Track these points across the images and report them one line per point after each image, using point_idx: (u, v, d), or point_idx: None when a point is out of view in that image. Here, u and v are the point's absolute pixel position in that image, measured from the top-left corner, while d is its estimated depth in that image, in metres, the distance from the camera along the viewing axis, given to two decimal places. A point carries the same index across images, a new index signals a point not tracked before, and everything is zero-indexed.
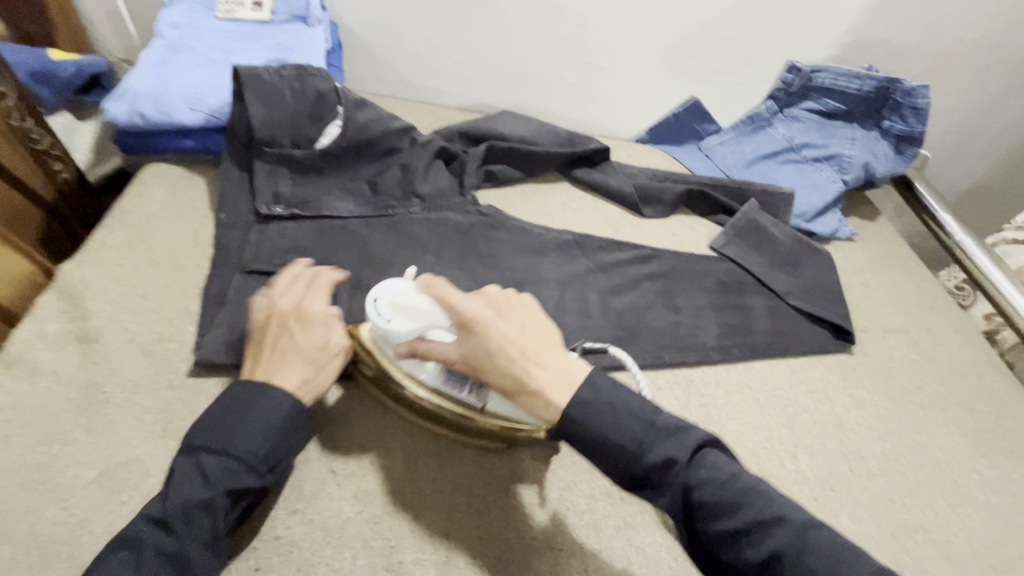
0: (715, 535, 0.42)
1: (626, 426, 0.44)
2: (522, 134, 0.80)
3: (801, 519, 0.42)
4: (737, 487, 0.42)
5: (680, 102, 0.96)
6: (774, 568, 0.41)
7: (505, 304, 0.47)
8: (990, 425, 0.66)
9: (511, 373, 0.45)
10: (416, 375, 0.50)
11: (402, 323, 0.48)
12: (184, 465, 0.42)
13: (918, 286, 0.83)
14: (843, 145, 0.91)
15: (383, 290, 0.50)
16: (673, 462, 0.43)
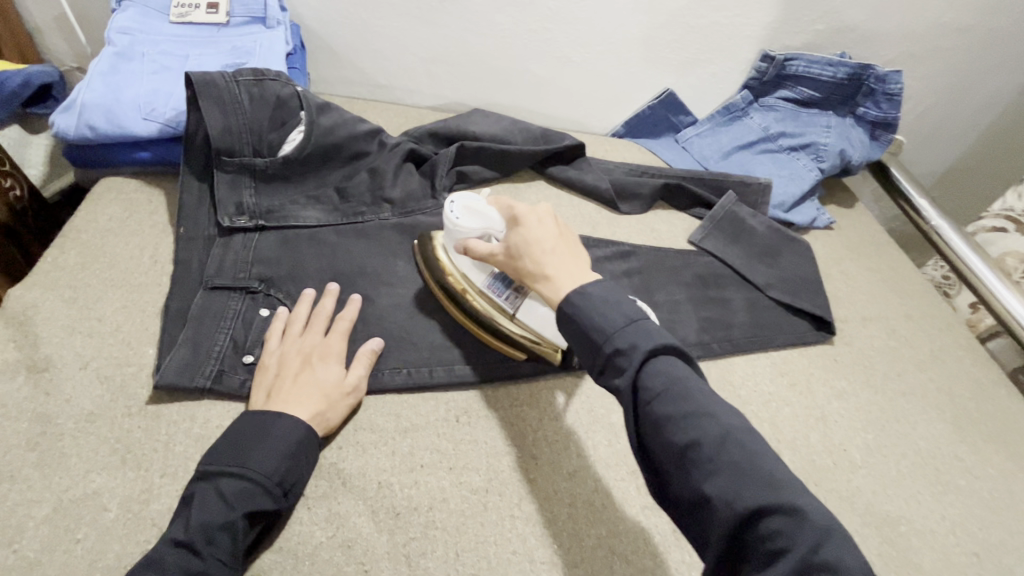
0: (651, 422, 0.39)
1: (609, 311, 0.42)
2: (494, 133, 0.78)
3: (737, 424, 0.39)
4: (687, 388, 0.39)
5: (654, 94, 0.95)
6: (693, 459, 0.37)
7: (552, 215, 0.51)
8: (969, 410, 0.66)
9: (534, 259, 0.48)
10: (466, 274, 0.56)
11: (468, 223, 0.56)
12: (203, 487, 0.42)
13: (895, 273, 0.84)
14: (818, 133, 0.91)
15: (462, 196, 0.58)
16: (635, 350, 0.40)
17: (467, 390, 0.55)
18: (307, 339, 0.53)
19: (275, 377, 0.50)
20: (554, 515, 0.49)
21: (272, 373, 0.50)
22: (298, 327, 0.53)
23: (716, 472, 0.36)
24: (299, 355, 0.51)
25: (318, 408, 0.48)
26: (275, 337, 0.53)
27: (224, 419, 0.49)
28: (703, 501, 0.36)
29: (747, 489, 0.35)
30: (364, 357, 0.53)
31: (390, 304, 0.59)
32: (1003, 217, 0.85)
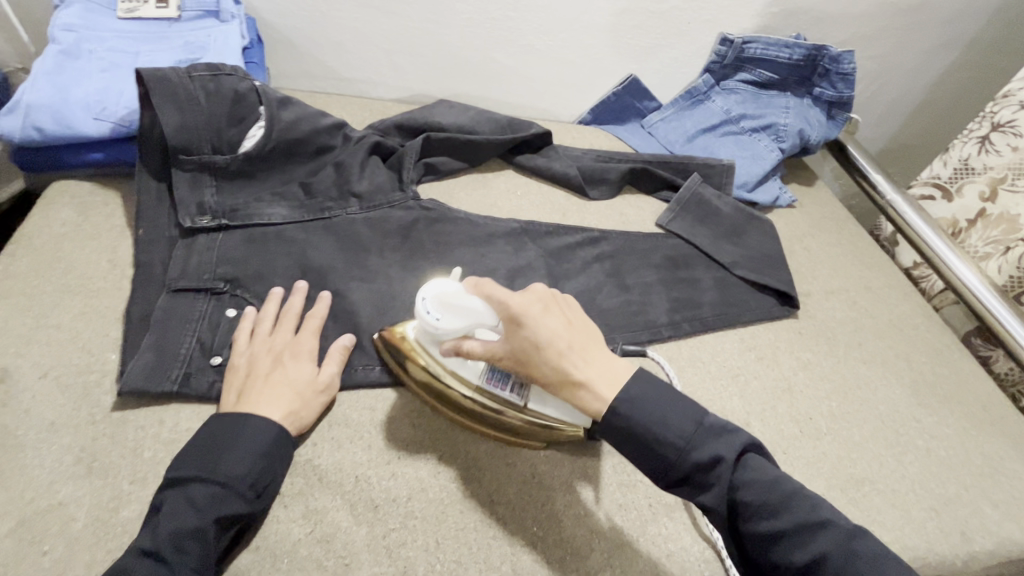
0: (759, 537, 0.42)
1: (676, 421, 0.44)
2: (461, 123, 0.78)
3: (848, 527, 0.41)
4: (784, 493, 0.42)
5: (619, 80, 0.96)
6: (818, 573, 0.40)
7: (551, 300, 0.47)
8: (926, 374, 0.70)
9: (559, 364, 0.45)
10: (461, 375, 0.50)
11: (450, 322, 0.49)
12: (171, 494, 0.41)
13: (855, 247, 0.87)
14: (778, 114, 0.93)
15: (432, 290, 0.50)
16: (719, 462, 0.43)
17: None
18: (278, 339, 0.52)
19: (246, 378, 0.49)
20: (532, 496, 0.49)
21: (243, 375, 0.49)
22: (267, 326, 0.53)
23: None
24: (270, 355, 0.51)
25: (293, 408, 0.48)
26: (244, 337, 0.52)
27: (194, 422, 0.48)
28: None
29: None
30: (337, 353, 0.53)
31: (361, 299, 0.59)
32: (931, 185, 0.90)
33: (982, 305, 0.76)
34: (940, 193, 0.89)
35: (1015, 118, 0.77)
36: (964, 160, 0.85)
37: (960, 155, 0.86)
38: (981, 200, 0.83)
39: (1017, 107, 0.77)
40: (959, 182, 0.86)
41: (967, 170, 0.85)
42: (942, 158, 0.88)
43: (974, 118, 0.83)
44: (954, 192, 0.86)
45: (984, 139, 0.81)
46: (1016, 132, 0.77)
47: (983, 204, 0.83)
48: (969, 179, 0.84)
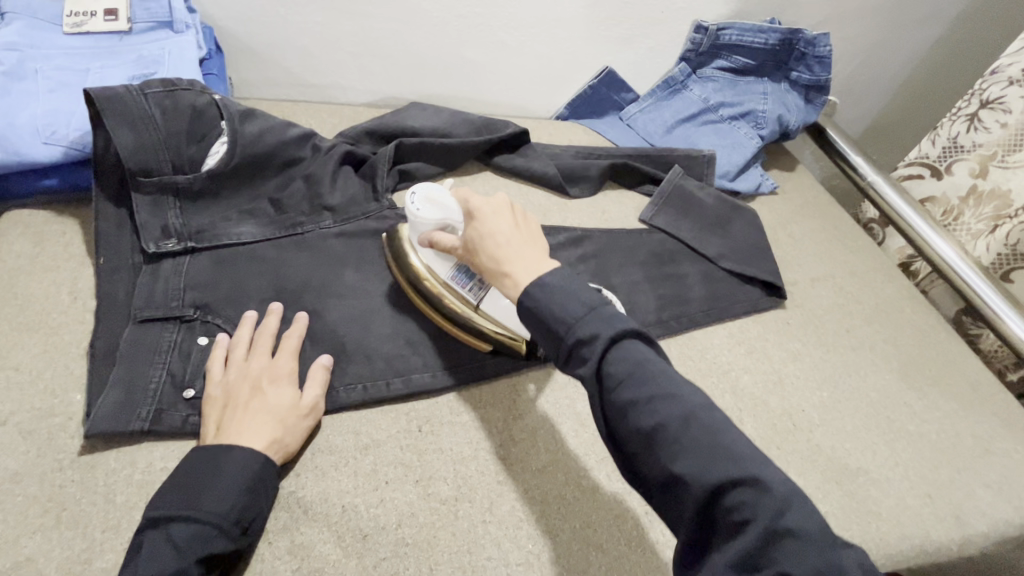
0: (617, 408, 0.39)
1: (569, 300, 0.42)
2: (433, 125, 0.76)
3: (702, 404, 0.39)
4: (653, 371, 0.39)
5: (594, 73, 0.94)
6: (660, 441, 0.37)
7: (505, 204, 0.49)
8: (914, 357, 0.70)
9: (491, 252, 0.47)
10: (431, 267, 0.55)
11: (430, 213, 0.54)
12: (152, 534, 0.39)
13: (839, 232, 0.86)
14: (756, 101, 0.92)
15: (422, 186, 0.56)
16: (598, 339, 0.40)
17: (430, 396, 0.54)
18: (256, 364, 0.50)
19: (225, 408, 0.47)
20: (525, 514, 0.48)
21: (222, 404, 0.47)
22: (244, 350, 0.50)
23: (682, 452, 0.37)
24: (249, 380, 0.48)
25: (277, 435, 0.46)
26: (220, 364, 0.49)
27: (169, 460, 0.47)
28: (673, 481, 0.37)
29: (711, 469, 0.36)
30: (320, 374, 0.51)
31: (341, 318, 0.56)
32: (920, 165, 0.89)
33: (968, 284, 0.77)
34: (929, 172, 0.88)
35: (1003, 94, 0.76)
36: (953, 138, 0.83)
37: (949, 133, 0.84)
38: (971, 177, 0.82)
39: (1006, 83, 0.76)
40: (947, 161, 0.85)
41: (957, 148, 0.83)
42: (931, 136, 0.87)
43: (963, 95, 0.82)
44: (942, 171, 0.86)
45: (973, 116, 0.80)
46: (1004, 108, 0.76)
47: (972, 181, 0.82)
48: (957, 157, 0.83)
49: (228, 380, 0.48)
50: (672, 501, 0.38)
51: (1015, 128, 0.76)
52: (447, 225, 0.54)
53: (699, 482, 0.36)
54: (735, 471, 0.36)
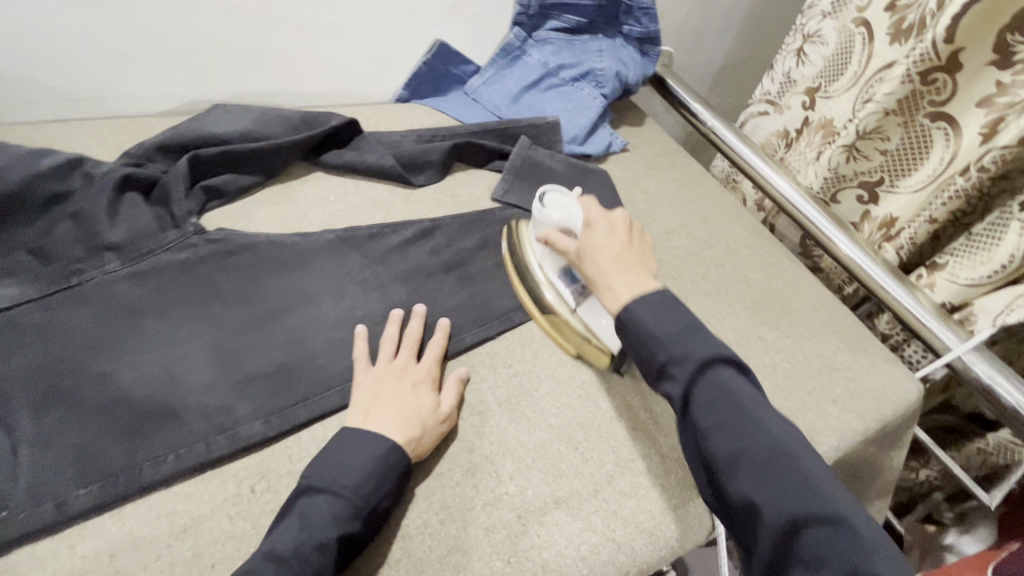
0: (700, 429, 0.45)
1: (666, 325, 0.48)
2: (240, 129, 0.66)
3: (786, 441, 0.44)
4: (738, 399, 0.45)
5: (426, 47, 0.87)
6: (734, 468, 0.43)
7: (621, 223, 0.55)
8: (764, 290, 0.74)
9: (597, 263, 0.53)
10: (541, 263, 0.60)
11: (554, 213, 0.59)
12: (308, 501, 0.42)
13: (688, 180, 0.89)
14: (594, 59, 0.90)
15: (552, 190, 0.61)
16: (688, 359, 0.46)
17: (266, 446, 0.48)
18: (402, 362, 0.53)
19: (372, 399, 0.50)
20: (385, 556, 0.44)
21: (371, 393, 0.50)
22: (391, 348, 0.54)
23: (760, 484, 0.42)
24: (395, 376, 0.51)
25: (412, 434, 0.47)
26: (364, 361, 0.52)
27: None
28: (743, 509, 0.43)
29: (788, 509, 0.41)
30: (453, 383, 0.53)
31: (140, 379, 0.48)
32: (764, 102, 0.93)
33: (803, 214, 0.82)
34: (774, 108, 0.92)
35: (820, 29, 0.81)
36: (787, 74, 0.88)
37: (783, 70, 0.89)
38: (803, 109, 0.86)
39: (820, 17, 0.81)
40: (785, 95, 0.89)
41: (790, 83, 0.88)
42: (768, 75, 0.92)
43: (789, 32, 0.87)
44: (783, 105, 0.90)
45: (800, 51, 0.85)
46: (822, 41, 0.81)
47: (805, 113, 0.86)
48: (792, 90, 0.87)
49: (381, 365, 0.52)
50: (747, 526, 0.43)
51: (833, 58, 0.80)
52: (564, 229, 0.58)
53: (775, 519, 0.41)
54: (816, 507, 0.41)
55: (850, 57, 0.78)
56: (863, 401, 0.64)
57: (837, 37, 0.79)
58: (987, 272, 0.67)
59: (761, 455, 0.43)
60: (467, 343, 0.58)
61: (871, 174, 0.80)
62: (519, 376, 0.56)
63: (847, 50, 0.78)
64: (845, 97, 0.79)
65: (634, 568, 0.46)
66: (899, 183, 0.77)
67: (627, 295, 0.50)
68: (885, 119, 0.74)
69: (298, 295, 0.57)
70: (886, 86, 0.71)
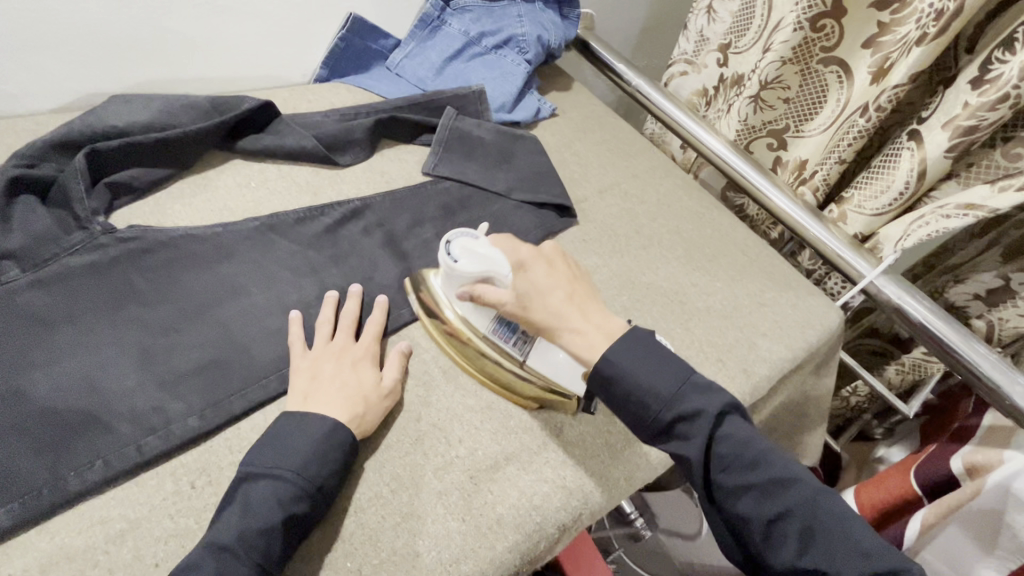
0: (729, 493, 0.46)
1: (659, 376, 0.46)
2: (142, 120, 0.61)
3: (813, 487, 0.46)
4: (758, 452, 0.46)
5: (340, 23, 0.84)
6: (780, 528, 0.44)
7: (555, 256, 0.53)
8: (696, 239, 0.76)
9: (551, 310, 0.49)
10: (470, 321, 0.53)
11: (470, 265, 0.52)
12: (249, 488, 0.42)
13: (618, 139, 0.90)
14: (514, 25, 0.90)
15: (458, 235, 0.54)
16: (700, 414, 0.45)
17: (204, 440, 0.47)
18: (341, 343, 0.52)
19: (311, 381, 0.49)
20: (339, 532, 0.44)
21: (310, 375, 0.49)
22: (328, 329, 0.53)
23: (811, 544, 0.44)
24: (334, 356, 0.51)
25: (354, 410, 0.47)
26: (300, 344, 0.52)
27: None
28: (797, 570, 0.44)
29: (842, 561, 0.43)
30: (396, 357, 0.53)
31: (55, 390, 0.45)
32: (682, 62, 0.96)
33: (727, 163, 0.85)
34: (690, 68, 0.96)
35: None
36: (700, 32, 0.91)
37: (696, 28, 0.92)
38: (719, 66, 0.90)
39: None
40: (701, 54, 0.93)
41: (704, 42, 0.92)
42: (684, 34, 0.94)
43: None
44: (699, 65, 0.94)
45: (709, 9, 0.88)
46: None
47: (721, 70, 0.91)
48: (707, 49, 0.91)
49: (317, 349, 0.52)
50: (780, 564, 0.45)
51: (737, 15, 0.84)
52: (488, 278, 0.51)
53: (836, 575, 0.43)
54: (869, 568, 0.42)
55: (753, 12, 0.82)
56: (792, 333, 0.68)
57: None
58: (887, 200, 0.70)
59: (800, 504, 0.45)
60: (408, 316, 0.58)
61: (778, 122, 0.83)
62: None
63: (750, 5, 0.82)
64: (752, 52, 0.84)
65: (586, 511, 0.48)
66: (803, 129, 0.81)
67: (600, 338, 0.48)
68: (784, 68, 0.75)
69: (225, 286, 0.55)
70: (782, 34, 0.72)
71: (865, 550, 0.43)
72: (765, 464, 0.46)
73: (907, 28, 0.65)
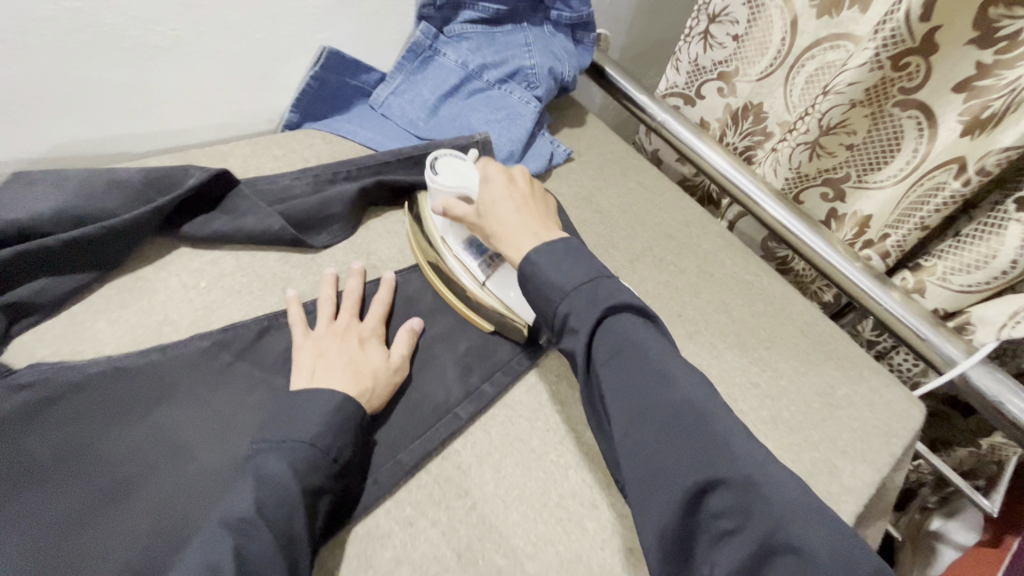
0: (601, 385, 0.41)
1: (569, 271, 0.44)
2: (51, 209, 0.47)
3: (701, 394, 0.39)
4: (644, 350, 0.41)
5: (312, 58, 0.69)
6: (644, 424, 0.39)
7: (517, 172, 0.53)
8: (747, 320, 0.64)
9: (495, 217, 0.50)
10: (445, 238, 0.56)
11: (448, 179, 0.55)
12: (260, 460, 0.39)
13: (645, 188, 0.77)
14: (521, 56, 0.76)
15: (447, 153, 0.57)
16: (588, 308, 0.42)
17: None
18: (345, 322, 0.50)
19: (317, 359, 0.47)
20: None
21: (316, 353, 0.47)
22: (330, 308, 0.51)
23: (669, 447, 0.37)
24: (337, 334, 0.49)
25: (363, 385, 0.45)
26: (299, 325, 0.49)
27: None
28: (649, 471, 0.38)
29: (697, 469, 0.36)
30: (406, 335, 0.51)
31: None
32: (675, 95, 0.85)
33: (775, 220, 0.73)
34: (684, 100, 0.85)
35: (726, 7, 0.71)
36: (694, 61, 0.80)
37: (690, 57, 0.80)
38: (722, 97, 0.80)
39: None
40: (696, 84, 0.82)
41: (700, 70, 0.80)
42: (673, 64, 0.83)
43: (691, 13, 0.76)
44: (695, 95, 0.83)
45: (706, 34, 0.76)
46: (731, 20, 0.72)
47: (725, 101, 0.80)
48: (704, 78, 0.80)
49: (323, 327, 0.49)
50: None
51: (747, 39, 0.73)
52: (462, 195, 0.55)
53: (685, 483, 0.36)
54: (727, 473, 0.36)
55: (769, 39, 0.71)
56: (875, 446, 0.56)
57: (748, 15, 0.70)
58: (980, 275, 0.59)
59: (678, 406, 0.39)
60: (407, 465, 0.45)
61: (836, 170, 0.71)
62: (481, 504, 0.44)
63: (765, 33, 0.71)
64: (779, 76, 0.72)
65: None
66: (868, 178, 0.69)
67: (531, 244, 0.47)
68: (851, 111, 0.64)
69: (163, 446, 0.42)
70: (850, 74, 0.60)
71: (738, 471, 0.36)
72: (650, 366, 0.40)
73: (1018, 72, 0.52)
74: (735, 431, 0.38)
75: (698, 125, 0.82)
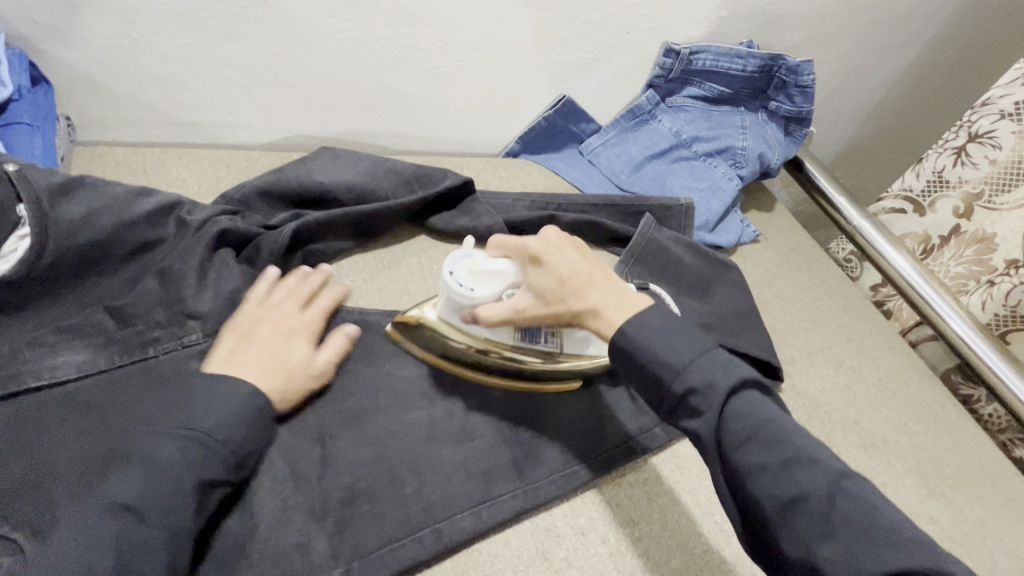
0: (743, 469, 0.38)
1: (675, 344, 0.41)
2: (346, 180, 0.58)
3: (843, 471, 0.37)
4: (777, 427, 0.38)
5: (549, 102, 0.78)
6: (802, 512, 0.36)
7: (565, 239, 0.48)
8: (931, 449, 0.60)
9: (579, 297, 0.45)
10: (493, 338, 0.49)
11: (483, 287, 0.47)
12: (152, 445, 0.38)
13: (828, 284, 0.76)
14: (734, 135, 0.80)
15: (456, 261, 0.48)
16: (712, 386, 0.39)
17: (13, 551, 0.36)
18: (284, 307, 0.49)
19: (239, 340, 0.46)
20: None
21: (239, 335, 0.46)
22: (278, 290, 0.50)
23: (833, 534, 0.35)
24: (272, 321, 0.48)
25: (276, 384, 0.45)
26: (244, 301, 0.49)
27: None
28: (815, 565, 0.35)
29: (867, 554, 0.34)
30: (340, 340, 0.50)
31: None
32: (902, 198, 0.81)
33: (954, 334, 0.70)
34: (912, 207, 0.81)
35: (992, 128, 0.70)
36: (938, 172, 0.76)
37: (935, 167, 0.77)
38: (954, 216, 0.75)
39: (997, 116, 0.69)
40: (932, 196, 0.77)
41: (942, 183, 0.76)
42: (914, 169, 0.79)
43: (951, 127, 0.75)
44: (926, 207, 0.78)
45: (960, 150, 0.73)
46: (994, 143, 0.70)
47: (956, 220, 0.75)
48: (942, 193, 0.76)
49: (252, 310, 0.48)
50: None
51: (1006, 165, 0.69)
52: (500, 296, 0.47)
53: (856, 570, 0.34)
54: (907, 560, 0.33)
55: None
56: None
57: (1016, 142, 0.68)
58: None
59: (842, 488, 0.36)
60: (582, 478, 0.47)
61: None
62: (645, 540, 0.46)
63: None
64: (1012, 214, 0.70)
65: None
66: None
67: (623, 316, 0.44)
68: None
69: (393, 394, 0.49)
70: None
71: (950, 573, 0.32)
72: (797, 443, 0.38)
73: None
74: (893, 512, 0.36)
75: (898, 237, 0.79)
